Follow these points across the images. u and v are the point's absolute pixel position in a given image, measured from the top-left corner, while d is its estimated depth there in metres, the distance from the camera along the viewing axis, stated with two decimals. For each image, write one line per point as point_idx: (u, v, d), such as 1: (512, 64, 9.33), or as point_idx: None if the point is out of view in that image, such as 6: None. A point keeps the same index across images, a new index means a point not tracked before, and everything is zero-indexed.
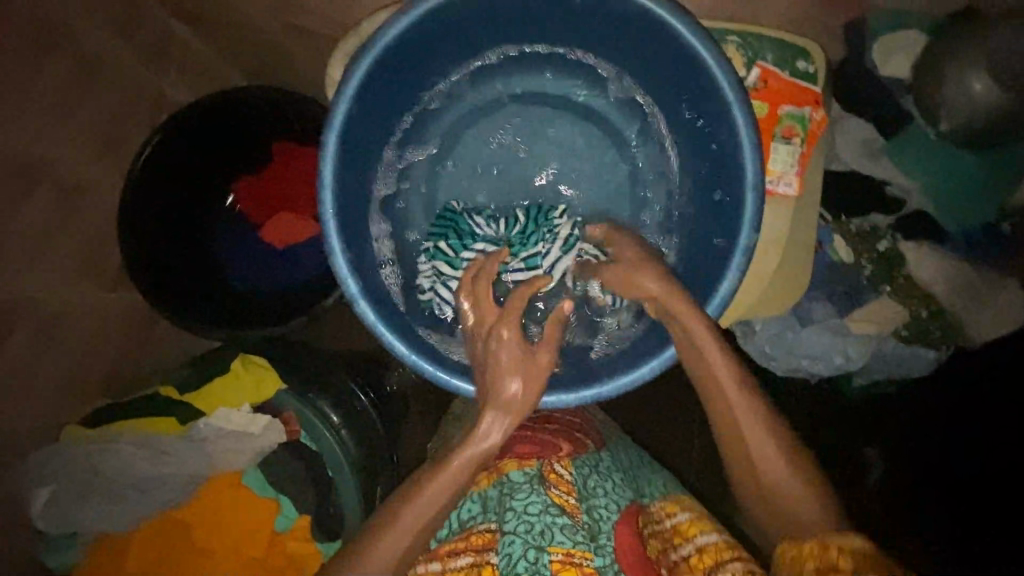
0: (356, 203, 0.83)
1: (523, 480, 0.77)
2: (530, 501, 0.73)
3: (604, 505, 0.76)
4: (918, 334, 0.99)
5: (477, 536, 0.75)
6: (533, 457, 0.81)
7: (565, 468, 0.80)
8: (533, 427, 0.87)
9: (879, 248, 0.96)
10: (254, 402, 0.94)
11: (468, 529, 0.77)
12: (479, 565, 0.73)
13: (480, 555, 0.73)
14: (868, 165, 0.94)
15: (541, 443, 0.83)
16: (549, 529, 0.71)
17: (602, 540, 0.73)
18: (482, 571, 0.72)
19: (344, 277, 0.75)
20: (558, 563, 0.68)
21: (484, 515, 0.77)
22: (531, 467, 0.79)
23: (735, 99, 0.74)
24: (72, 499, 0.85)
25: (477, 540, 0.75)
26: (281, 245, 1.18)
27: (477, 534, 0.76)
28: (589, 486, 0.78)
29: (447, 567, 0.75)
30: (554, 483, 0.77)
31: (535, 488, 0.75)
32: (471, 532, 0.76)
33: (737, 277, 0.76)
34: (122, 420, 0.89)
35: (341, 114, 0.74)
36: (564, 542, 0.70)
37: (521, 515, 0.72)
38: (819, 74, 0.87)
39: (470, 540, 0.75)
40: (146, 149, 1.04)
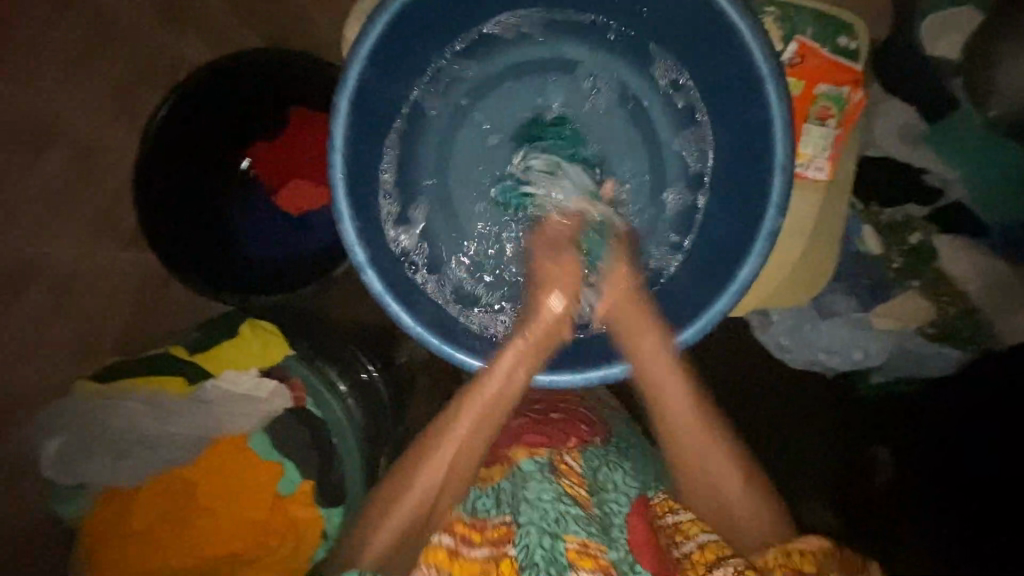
0: (368, 169, 0.80)
1: (534, 468, 0.75)
2: (544, 487, 0.73)
3: (615, 499, 0.75)
4: (944, 333, 0.94)
5: (493, 529, 0.73)
6: (543, 445, 0.78)
7: (576, 459, 0.78)
8: (540, 415, 0.85)
9: (911, 240, 0.92)
10: (261, 365, 0.94)
11: (482, 520, 0.74)
12: (497, 558, 0.71)
13: (498, 548, 0.72)
14: (907, 151, 0.88)
15: (548, 433, 0.81)
16: (564, 518, 0.71)
17: (615, 534, 0.72)
18: (501, 564, 0.70)
19: (352, 245, 0.73)
20: (575, 551, 0.69)
21: (496, 505, 0.75)
22: (542, 456, 0.77)
23: (770, 72, 0.69)
24: (81, 452, 0.86)
25: (492, 532, 0.73)
26: (296, 213, 1.16)
27: (493, 527, 0.73)
28: (600, 479, 0.77)
29: (461, 549, 0.71)
30: (565, 473, 0.76)
31: (547, 477, 0.74)
32: (482, 523, 0.74)
33: (760, 263, 0.72)
34: (131, 378, 0.89)
35: (354, 74, 0.71)
36: (579, 532, 0.70)
37: (535, 500, 0.72)
38: (861, 52, 0.83)
39: (484, 532, 0.73)
40: (164, 109, 1.03)
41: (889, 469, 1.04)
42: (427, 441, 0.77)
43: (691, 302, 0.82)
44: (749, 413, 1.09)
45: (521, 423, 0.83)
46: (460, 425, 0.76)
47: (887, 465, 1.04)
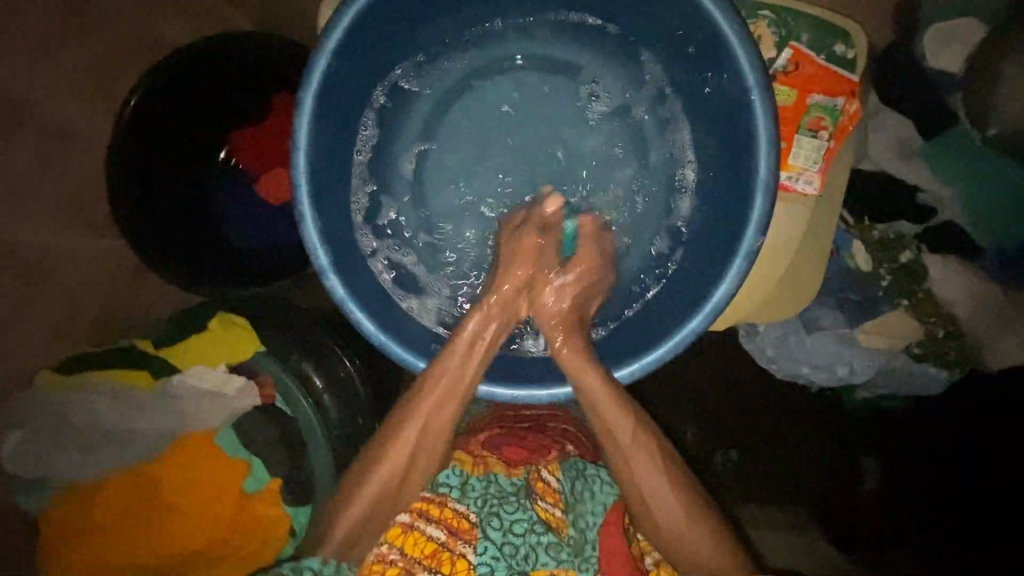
0: (337, 167, 0.77)
1: (511, 489, 0.77)
2: (518, 518, 0.75)
3: (590, 513, 0.76)
4: (931, 354, 0.92)
5: (454, 516, 0.75)
6: (520, 464, 0.80)
7: (553, 474, 0.80)
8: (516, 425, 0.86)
9: (902, 258, 0.89)
10: (230, 361, 0.92)
11: (442, 497, 0.76)
12: (451, 551, 0.74)
13: (457, 540, 0.74)
14: (901, 166, 0.85)
15: (528, 449, 0.82)
16: (533, 551, 0.74)
17: (587, 553, 0.74)
18: (455, 560, 0.73)
19: (314, 248, 0.71)
20: None
21: (463, 496, 0.76)
22: (519, 476, 0.79)
23: (756, 86, 0.66)
24: (41, 445, 0.84)
25: (454, 521, 0.75)
26: (280, 203, 1.15)
27: (456, 516, 0.75)
28: (576, 492, 0.78)
29: (416, 524, 0.74)
30: (541, 493, 0.77)
31: (523, 504, 0.76)
32: (444, 502, 0.76)
33: (735, 283, 0.69)
34: (94, 370, 0.87)
35: (320, 69, 0.68)
36: (548, 564, 0.73)
37: (507, 532, 0.74)
38: (859, 62, 0.79)
39: (444, 514, 0.75)
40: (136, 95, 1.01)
41: (874, 477, 1.04)
42: (380, 441, 0.74)
43: (667, 317, 0.79)
44: (727, 424, 1.08)
45: (499, 432, 0.85)
46: (409, 429, 0.73)
47: (873, 472, 1.04)
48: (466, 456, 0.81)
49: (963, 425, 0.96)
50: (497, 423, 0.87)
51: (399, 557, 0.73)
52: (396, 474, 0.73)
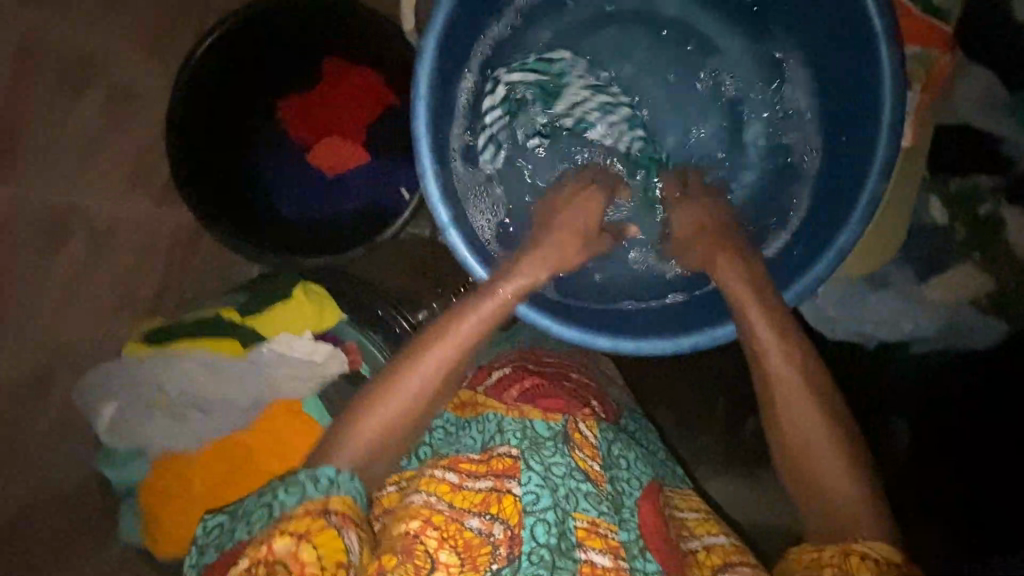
0: (446, 119, 0.76)
1: (546, 435, 0.70)
2: (558, 460, 0.69)
3: (626, 481, 0.73)
4: (1004, 306, 0.93)
5: (495, 460, 0.69)
6: (560, 411, 0.73)
7: (591, 429, 0.74)
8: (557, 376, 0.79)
9: (979, 211, 0.91)
10: (316, 328, 0.91)
11: (488, 452, 0.70)
12: (498, 492, 0.67)
13: (501, 482, 0.68)
14: (985, 119, 0.87)
15: (564, 396, 0.75)
16: (574, 495, 0.68)
17: (625, 514, 0.70)
18: (503, 499, 0.67)
19: (434, 202, 0.70)
20: (583, 531, 0.67)
21: (502, 435, 0.70)
22: (557, 422, 0.72)
23: (883, 29, 0.65)
24: (136, 416, 0.83)
25: (497, 464, 0.69)
26: (332, 172, 1.12)
27: (497, 458, 0.69)
28: (612, 455, 0.74)
29: (464, 484, 0.68)
30: (578, 444, 0.72)
31: (561, 449, 0.70)
32: (491, 454, 0.69)
33: (858, 230, 0.69)
34: (185, 341, 0.86)
35: (443, 11, 0.67)
36: (589, 510, 0.67)
37: (548, 470, 0.68)
38: (950, 14, 0.81)
39: (490, 463, 0.69)
40: (198, 51, 0.93)
41: (905, 437, 1.02)
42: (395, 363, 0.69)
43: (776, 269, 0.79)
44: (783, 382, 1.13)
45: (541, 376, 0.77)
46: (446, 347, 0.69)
47: (904, 434, 1.02)
48: (499, 403, 0.74)
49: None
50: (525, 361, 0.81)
51: (447, 506, 0.66)
52: (430, 398, 0.68)
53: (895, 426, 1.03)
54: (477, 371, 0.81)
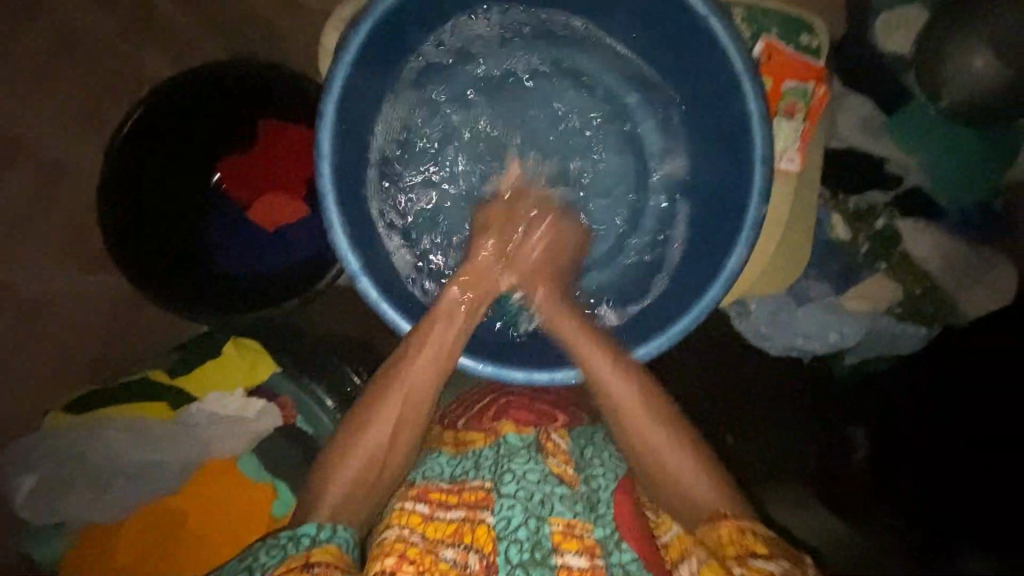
0: (355, 172, 0.79)
1: (522, 445, 0.70)
2: (530, 468, 0.68)
3: (602, 475, 0.71)
4: (911, 312, 0.99)
5: (469, 492, 0.68)
6: (530, 424, 0.73)
7: (563, 437, 0.74)
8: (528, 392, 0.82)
9: (877, 225, 0.96)
10: (247, 386, 0.90)
11: (461, 482, 0.68)
12: (471, 523, 0.66)
13: (474, 512, 0.66)
14: (865, 142, 0.93)
15: (536, 412, 0.76)
16: (549, 499, 0.66)
17: (602, 510, 0.68)
18: (476, 530, 0.65)
19: (344, 252, 0.73)
20: (559, 534, 0.65)
21: (476, 468, 0.69)
22: (529, 433, 0.72)
23: (746, 72, 0.71)
24: (60, 487, 0.82)
25: (470, 496, 0.67)
26: (273, 228, 1.14)
27: (470, 490, 0.68)
28: (586, 457, 0.73)
29: (436, 514, 0.66)
30: (551, 451, 0.71)
31: (534, 456, 0.69)
32: (462, 485, 0.68)
33: (746, 252, 0.73)
34: (112, 406, 0.85)
35: (340, 76, 0.70)
36: (565, 513, 0.66)
37: (519, 480, 0.67)
38: (822, 50, 0.87)
39: (462, 495, 0.67)
40: (136, 113, 0.99)
41: (863, 448, 1.15)
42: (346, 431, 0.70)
43: (682, 290, 0.82)
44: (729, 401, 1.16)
45: (513, 394, 0.79)
46: (387, 410, 0.70)
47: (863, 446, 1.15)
48: (479, 433, 0.74)
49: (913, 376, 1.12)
50: (489, 392, 0.81)
51: (421, 538, 0.63)
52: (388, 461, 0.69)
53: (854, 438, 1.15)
54: (455, 403, 0.82)
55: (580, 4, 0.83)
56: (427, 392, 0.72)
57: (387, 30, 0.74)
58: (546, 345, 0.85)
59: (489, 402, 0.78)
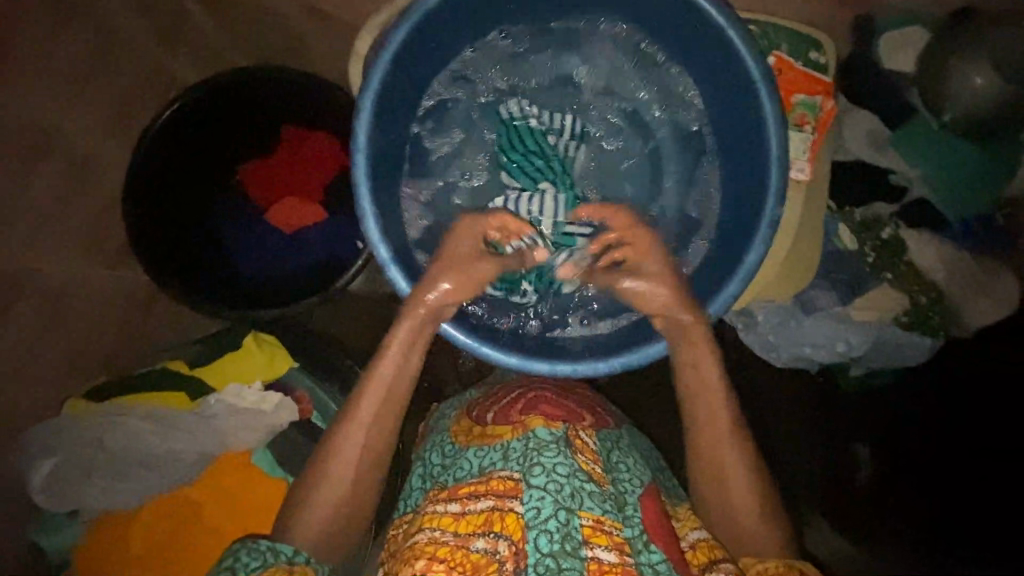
0: (386, 167, 0.82)
1: (551, 439, 0.69)
2: (560, 460, 0.66)
3: (628, 479, 0.72)
4: (918, 322, 1.01)
5: (498, 480, 0.68)
6: (559, 419, 0.73)
7: (590, 436, 0.73)
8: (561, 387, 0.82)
9: (883, 235, 0.99)
10: (265, 379, 0.91)
11: (487, 473, 0.69)
12: (500, 511, 0.66)
13: (503, 501, 0.66)
14: (873, 155, 0.97)
15: (566, 409, 0.76)
16: (580, 493, 0.65)
17: (630, 512, 0.68)
18: (505, 518, 0.65)
19: (375, 242, 0.75)
20: (589, 528, 0.64)
21: (504, 460, 0.70)
22: (558, 428, 0.71)
23: (761, 78, 0.74)
24: (76, 475, 0.82)
25: (498, 484, 0.68)
26: (290, 230, 1.16)
27: (498, 479, 0.68)
28: (613, 461, 0.73)
29: (467, 508, 0.67)
30: (580, 448, 0.70)
31: (564, 450, 0.68)
32: (490, 475, 0.69)
33: (764, 249, 0.75)
34: (131, 393, 0.86)
35: (377, 74, 0.73)
36: (594, 508, 0.65)
37: (550, 472, 0.66)
38: (830, 66, 0.91)
39: (490, 484, 0.68)
40: (168, 111, 1.03)
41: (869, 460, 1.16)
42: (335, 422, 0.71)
43: (700, 288, 0.84)
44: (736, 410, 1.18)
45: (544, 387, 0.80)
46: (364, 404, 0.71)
47: (866, 459, 1.16)
48: (506, 427, 0.74)
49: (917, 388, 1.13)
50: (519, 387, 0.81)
51: (452, 537, 0.66)
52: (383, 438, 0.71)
53: (855, 450, 1.17)
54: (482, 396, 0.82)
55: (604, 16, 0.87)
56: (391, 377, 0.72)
57: (421, 33, 0.77)
58: (565, 344, 0.88)
59: (515, 398, 0.78)
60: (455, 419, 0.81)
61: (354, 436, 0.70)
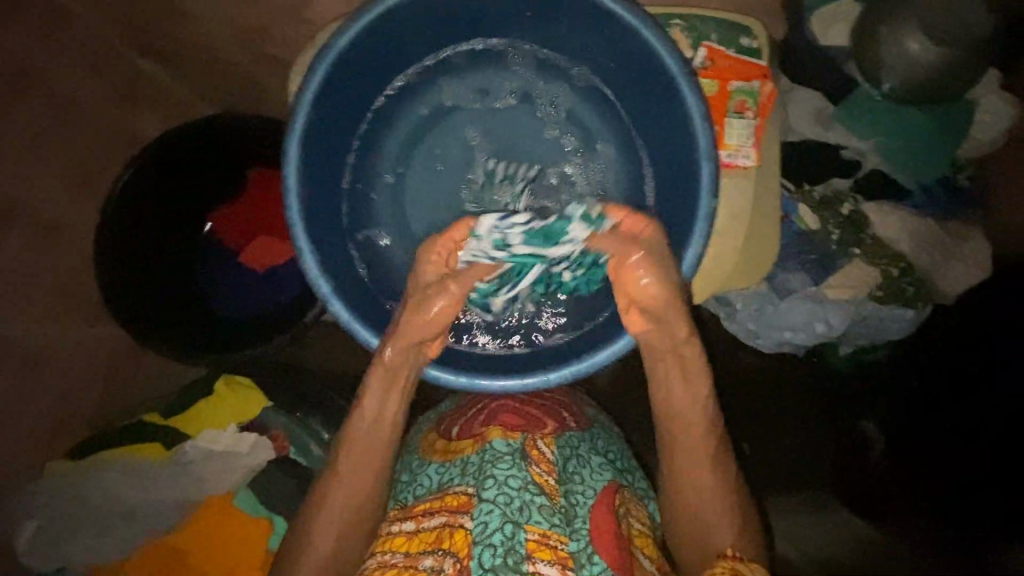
0: (323, 202, 0.84)
1: (505, 450, 0.70)
2: (512, 474, 0.67)
3: (581, 491, 0.71)
4: (894, 294, 0.98)
5: (451, 496, 0.69)
6: (517, 428, 0.74)
7: (548, 446, 0.74)
8: (525, 399, 0.83)
9: (844, 211, 0.98)
10: (239, 421, 0.93)
11: (444, 489, 0.71)
12: (450, 527, 0.67)
13: (454, 516, 0.68)
14: (821, 133, 0.96)
15: (525, 417, 0.77)
16: (527, 506, 0.65)
17: (578, 525, 0.67)
18: (454, 533, 0.66)
19: (316, 279, 0.77)
20: (533, 542, 0.63)
21: (461, 475, 0.71)
22: (515, 439, 0.72)
23: (680, 73, 0.73)
24: (63, 532, 0.85)
25: (451, 500, 0.69)
26: (263, 268, 1.20)
27: (452, 495, 0.70)
28: (569, 469, 0.73)
29: (421, 527, 0.70)
30: (535, 459, 0.70)
31: (517, 462, 0.68)
32: (446, 491, 0.71)
33: (701, 244, 0.75)
34: (107, 450, 0.89)
35: (301, 115, 0.76)
36: (541, 522, 0.64)
37: (501, 485, 0.66)
38: (763, 50, 0.90)
39: (444, 500, 0.70)
40: (128, 171, 1.02)
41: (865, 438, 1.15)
42: (321, 484, 0.74)
43: None
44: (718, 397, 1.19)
45: (506, 401, 0.81)
46: (344, 467, 0.73)
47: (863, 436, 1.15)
48: (469, 441, 0.75)
49: (906, 359, 1.11)
50: (484, 405, 0.82)
51: (402, 558, 0.68)
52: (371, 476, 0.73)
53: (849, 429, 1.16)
54: (451, 413, 0.83)
55: (529, 30, 0.88)
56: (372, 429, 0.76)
57: (345, 68, 0.79)
58: (530, 357, 0.88)
59: (479, 410, 0.81)
60: (425, 435, 0.83)
61: (345, 493, 0.72)
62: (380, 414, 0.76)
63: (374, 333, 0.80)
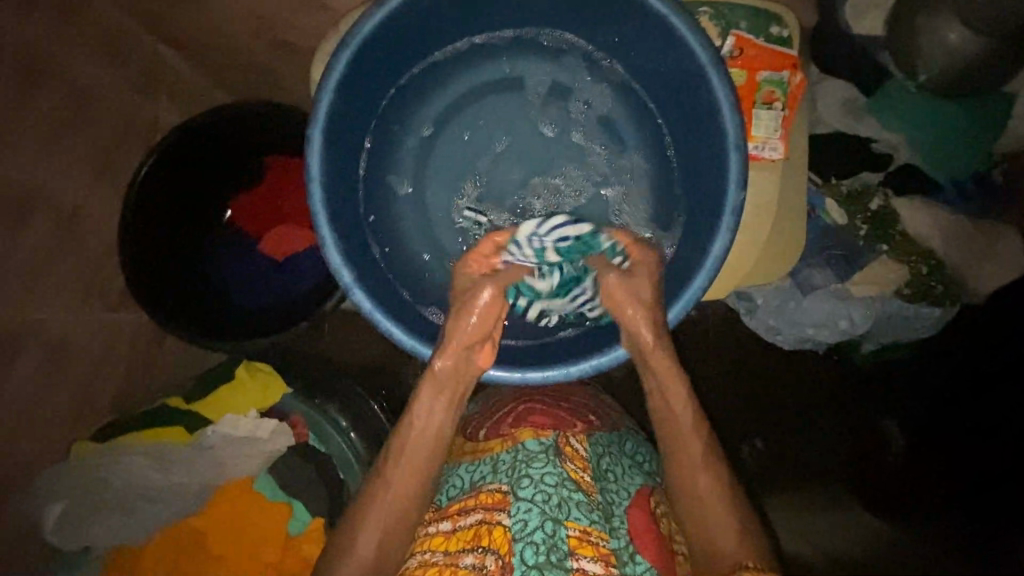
0: (345, 191, 0.84)
1: (539, 449, 0.70)
2: (548, 471, 0.68)
3: (615, 491, 0.71)
4: (919, 292, 0.96)
5: (486, 494, 0.69)
6: (549, 427, 0.74)
7: (581, 443, 0.74)
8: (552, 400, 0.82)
9: (872, 207, 0.95)
10: (260, 408, 0.94)
11: (478, 487, 0.71)
12: (488, 524, 0.67)
13: (491, 514, 0.68)
14: (852, 124, 0.93)
15: (556, 417, 0.77)
16: (566, 503, 0.66)
17: (616, 522, 0.68)
18: (493, 531, 0.66)
19: (337, 268, 0.77)
20: (575, 539, 0.64)
21: (494, 473, 0.71)
22: (548, 437, 0.72)
23: (711, 64, 0.72)
24: (88, 513, 0.87)
25: (486, 498, 0.69)
26: (283, 255, 1.20)
27: (486, 493, 0.70)
28: (602, 469, 0.73)
29: (457, 525, 0.70)
30: (569, 457, 0.71)
31: (552, 460, 0.69)
32: (480, 489, 0.71)
33: (728, 237, 0.73)
34: (131, 433, 0.91)
35: (324, 104, 0.76)
36: (581, 519, 0.65)
37: (537, 484, 0.67)
38: (793, 39, 0.87)
39: (478, 498, 0.70)
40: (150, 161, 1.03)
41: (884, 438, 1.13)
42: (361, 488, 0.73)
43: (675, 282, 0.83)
44: (736, 395, 1.17)
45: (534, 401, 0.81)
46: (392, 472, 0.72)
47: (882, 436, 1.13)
48: (498, 439, 0.75)
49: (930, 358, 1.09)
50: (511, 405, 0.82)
51: (441, 557, 0.68)
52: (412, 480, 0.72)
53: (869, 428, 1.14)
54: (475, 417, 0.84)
55: (553, 17, 0.86)
56: (419, 440, 0.74)
57: (368, 57, 0.79)
58: (548, 347, 0.88)
59: (508, 411, 0.80)
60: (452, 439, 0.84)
61: (388, 503, 0.70)
62: (428, 424, 0.74)
63: (394, 321, 0.79)
